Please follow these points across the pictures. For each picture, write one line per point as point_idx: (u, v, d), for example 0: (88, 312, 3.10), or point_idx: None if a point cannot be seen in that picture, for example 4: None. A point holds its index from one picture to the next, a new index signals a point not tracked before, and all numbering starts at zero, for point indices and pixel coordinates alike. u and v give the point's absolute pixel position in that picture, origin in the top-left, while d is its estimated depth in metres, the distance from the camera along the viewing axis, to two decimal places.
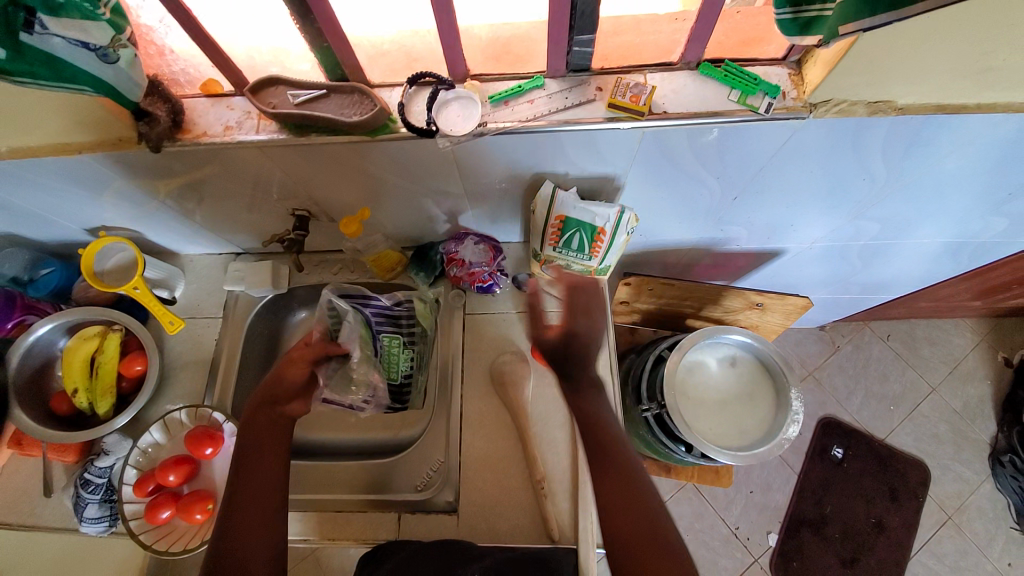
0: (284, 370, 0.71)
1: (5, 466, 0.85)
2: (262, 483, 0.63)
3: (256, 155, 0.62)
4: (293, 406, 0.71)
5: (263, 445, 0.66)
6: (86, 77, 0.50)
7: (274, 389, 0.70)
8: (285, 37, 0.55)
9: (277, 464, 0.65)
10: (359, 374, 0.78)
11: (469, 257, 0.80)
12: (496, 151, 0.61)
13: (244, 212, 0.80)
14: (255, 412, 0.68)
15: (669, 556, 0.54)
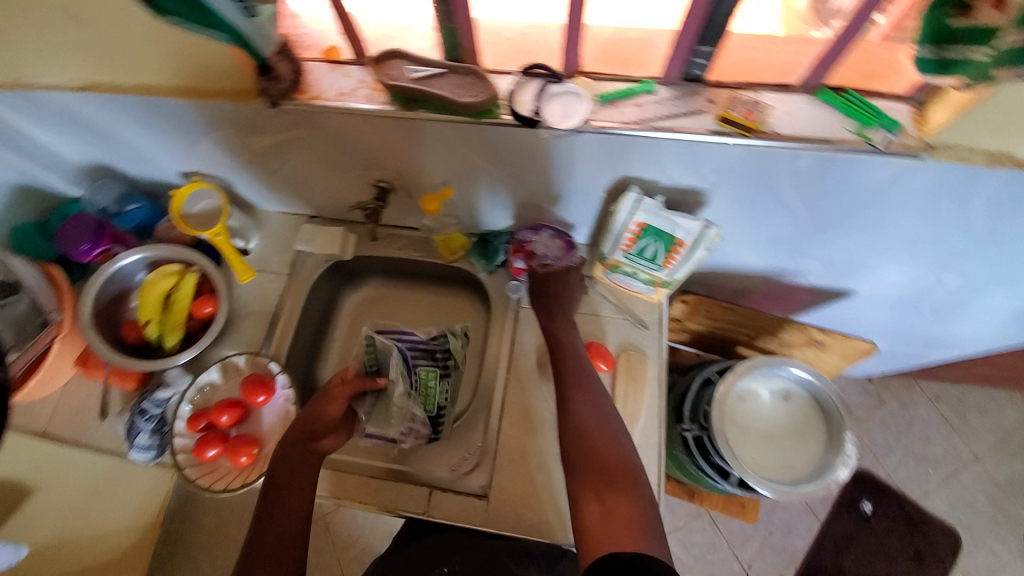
0: (323, 405, 0.76)
1: (68, 384, 0.89)
2: (285, 522, 0.66)
3: (360, 123, 0.65)
4: (327, 440, 0.76)
5: (292, 482, 0.70)
6: (228, 27, 0.53)
7: (310, 423, 0.75)
8: (415, 13, 0.59)
9: (301, 503, 0.69)
10: (395, 409, 0.80)
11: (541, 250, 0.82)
12: (591, 150, 0.62)
13: (329, 177, 0.83)
14: (291, 443, 0.73)
15: (624, 474, 0.64)
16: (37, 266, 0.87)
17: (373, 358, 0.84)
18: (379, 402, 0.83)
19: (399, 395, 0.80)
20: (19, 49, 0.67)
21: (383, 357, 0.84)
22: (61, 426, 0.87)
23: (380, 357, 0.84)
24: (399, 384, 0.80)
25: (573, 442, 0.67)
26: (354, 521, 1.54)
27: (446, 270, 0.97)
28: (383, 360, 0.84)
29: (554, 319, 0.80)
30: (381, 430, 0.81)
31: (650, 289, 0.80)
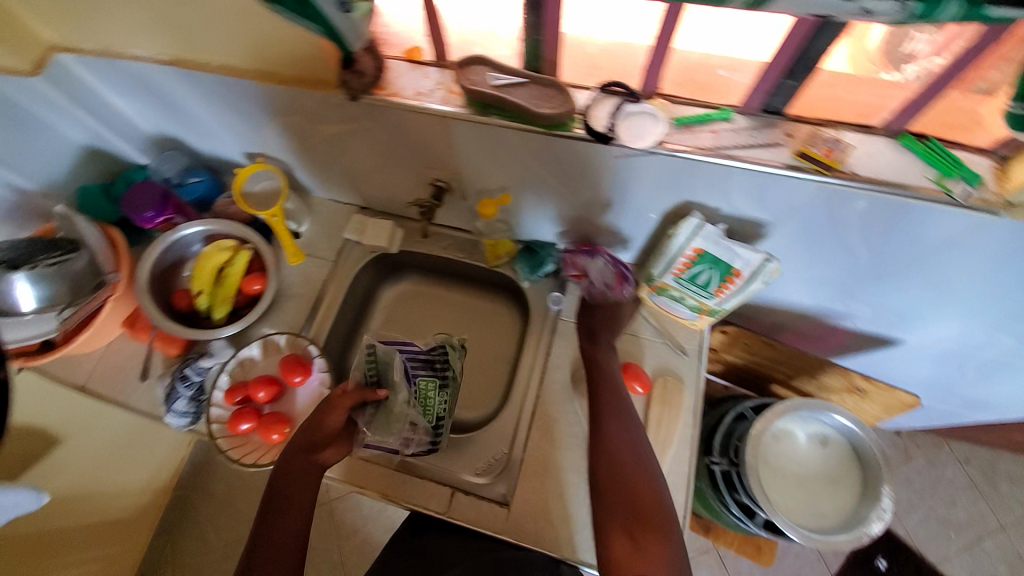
0: (325, 417, 0.75)
1: (112, 343, 0.92)
2: (281, 535, 0.67)
3: (431, 122, 0.66)
4: (329, 450, 0.75)
5: (291, 493, 0.71)
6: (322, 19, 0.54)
7: (312, 433, 0.75)
8: (499, 23, 0.58)
9: (298, 515, 0.70)
10: (397, 419, 0.78)
11: (592, 273, 0.82)
12: (657, 171, 0.62)
13: (387, 171, 0.84)
14: (293, 454, 0.73)
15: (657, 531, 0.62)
16: (96, 226, 0.89)
17: (375, 366, 0.80)
18: (379, 412, 0.80)
19: (399, 405, 0.77)
20: (117, 21, 0.71)
21: (386, 366, 0.80)
22: (100, 383, 0.89)
23: (382, 365, 0.80)
24: (400, 390, 0.77)
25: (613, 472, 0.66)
26: (357, 510, 1.56)
27: (487, 274, 0.97)
28: (385, 370, 0.80)
29: (596, 341, 0.80)
30: (380, 439, 0.78)
31: (695, 316, 0.79)
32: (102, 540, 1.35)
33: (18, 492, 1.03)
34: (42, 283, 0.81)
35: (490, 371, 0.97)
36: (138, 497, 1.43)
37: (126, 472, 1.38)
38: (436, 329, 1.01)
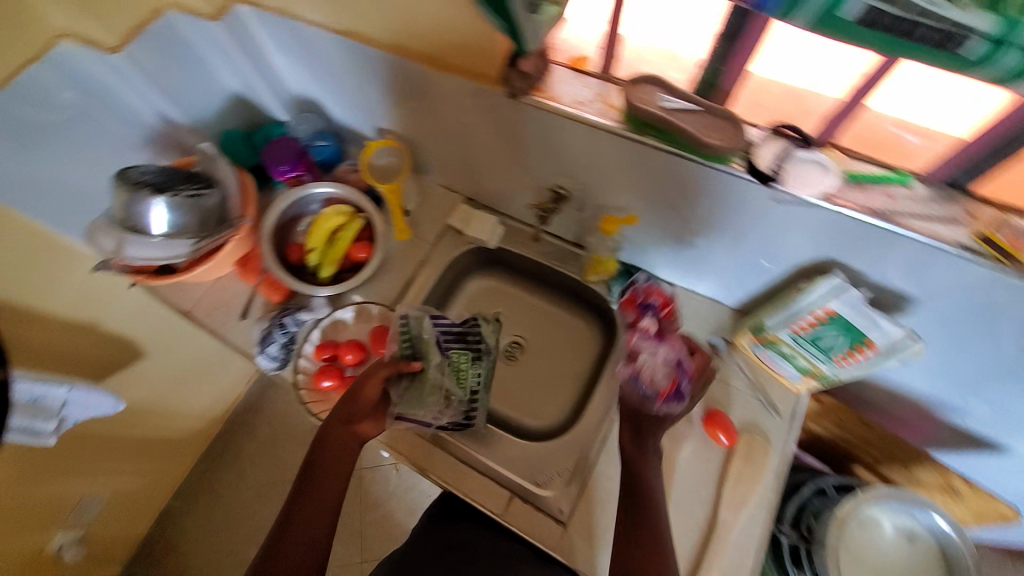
0: (359, 389, 0.76)
1: (222, 278, 0.99)
2: (315, 514, 0.68)
3: (580, 132, 0.67)
4: (365, 424, 0.75)
5: (326, 469, 0.71)
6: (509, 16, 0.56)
7: (348, 407, 0.75)
8: (681, 46, 0.58)
9: (331, 496, 0.71)
10: (427, 390, 0.78)
11: (646, 362, 0.70)
12: (812, 225, 0.62)
13: (510, 168, 0.86)
14: (329, 428, 0.74)
15: None
16: (230, 168, 0.96)
17: (408, 340, 0.80)
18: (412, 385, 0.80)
19: (432, 376, 0.79)
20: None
21: (419, 339, 0.81)
22: (204, 312, 0.96)
23: (415, 339, 0.80)
24: (432, 359, 0.79)
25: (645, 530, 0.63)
26: (384, 484, 1.60)
27: (577, 287, 0.96)
28: (418, 342, 0.80)
29: (642, 440, 0.69)
30: (416, 412, 0.78)
31: (798, 378, 0.76)
32: (151, 455, 1.46)
33: (101, 396, 1.12)
34: (177, 211, 0.87)
35: (560, 383, 0.96)
36: (192, 421, 1.53)
37: (190, 396, 1.48)
38: (514, 330, 1.01)
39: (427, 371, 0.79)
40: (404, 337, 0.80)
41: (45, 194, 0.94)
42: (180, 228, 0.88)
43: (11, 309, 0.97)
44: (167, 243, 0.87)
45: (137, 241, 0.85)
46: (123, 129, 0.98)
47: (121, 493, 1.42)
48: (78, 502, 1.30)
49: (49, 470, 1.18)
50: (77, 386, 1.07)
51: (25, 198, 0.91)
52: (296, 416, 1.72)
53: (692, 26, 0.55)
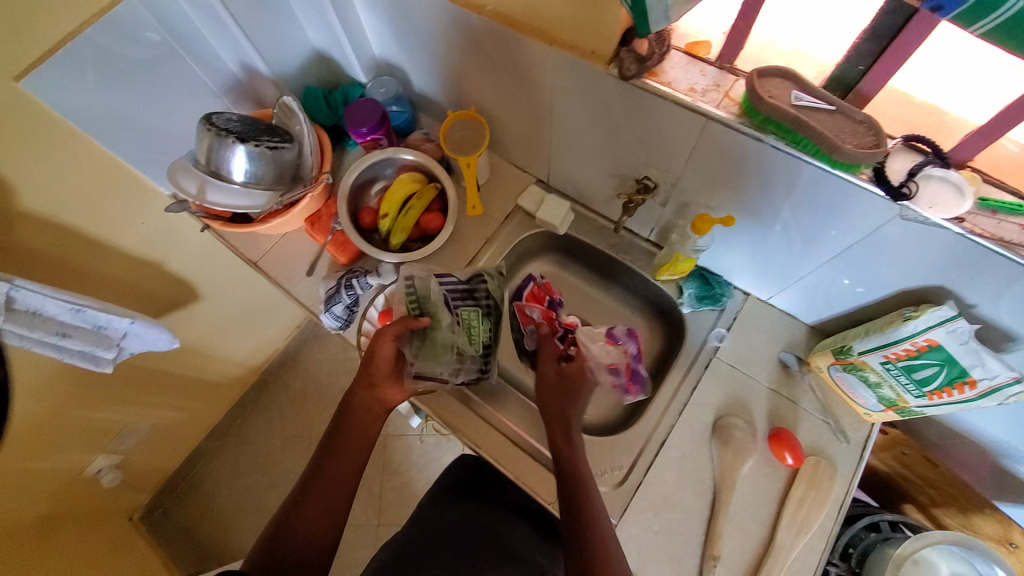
0: (374, 352, 0.78)
1: (292, 234, 1.02)
2: (337, 470, 0.73)
3: (686, 123, 0.64)
4: (388, 386, 0.79)
5: (352, 430, 0.76)
6: None
7: (369, 369, 0.79)
8: (819, 51, 0.56)
9: (355, 454, 0.76)
10: (437, 347, 0.78)
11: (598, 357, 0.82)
12: (928, 251, 0.59)
13: (592, 155, 0.83)
14: (354, 390, 0.79)
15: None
16: (309, 125, 0.95)
17: (416, 299, 0.79)
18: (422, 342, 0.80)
19: (439, 334, 0.78)
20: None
21: (425, 298, 0.79)
22: (273, 265, 1.00)
23: (421, 298, 0.79)
24: (440, 319, 0.78)
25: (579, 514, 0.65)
26: (407, 454, 1.62)
27: (642, 285, 0.93)
28: (424, 301, 0.79)
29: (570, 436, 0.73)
30: (429, 369, 0.78)
31: (877, 407, 0.75)
32: (193, 395, 1.51)
33: (160, 334, 1.14)
34: (257, 161, 0.88)
35: None
36: (232, 368, 1.58)
37: (232, 344, 1.52)
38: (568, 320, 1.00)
39: (433, 331, 0.79)
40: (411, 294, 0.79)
41: (129, 132, 0.96)
42: (259, 178, 0.89)
43: (87, 239, 1.01)
44: (247, 192, 0.89)
45: (218, 187, 0.87)
46: (206, 75, 0.99)
47: (162, 424, 1.47)
48: (121, 431, 1.36)
49: (103, 397, 1.24)
50: (139, 320, 1.07)
51: (110, 134, 0.93)
52: (329, 376, 1.76)
53: (836, 30, 0.53)
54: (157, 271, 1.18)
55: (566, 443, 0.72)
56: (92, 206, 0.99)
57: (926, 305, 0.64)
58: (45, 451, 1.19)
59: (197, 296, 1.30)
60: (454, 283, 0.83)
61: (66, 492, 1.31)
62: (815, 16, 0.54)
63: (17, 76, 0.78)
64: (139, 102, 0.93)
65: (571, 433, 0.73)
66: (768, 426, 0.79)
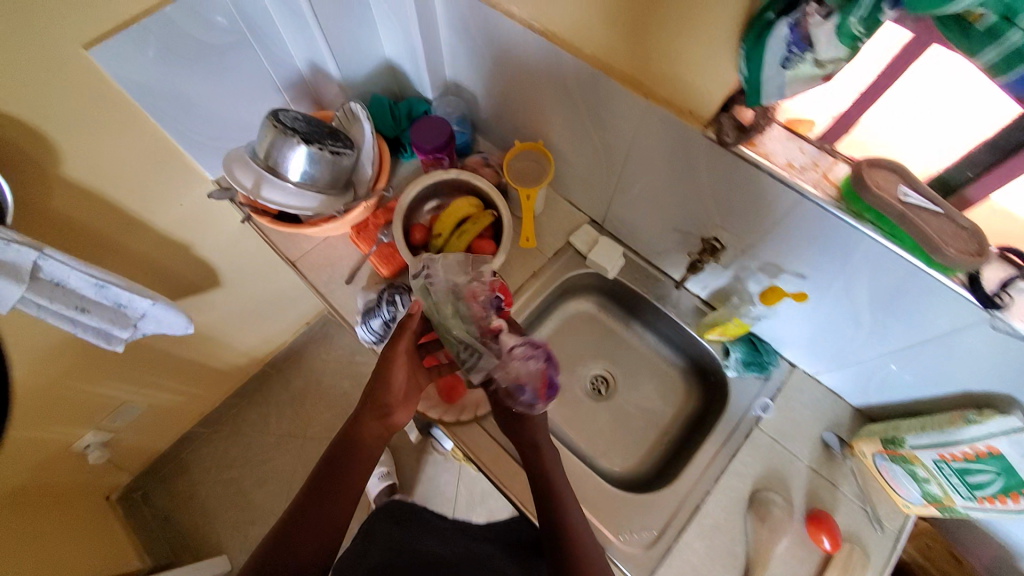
0: (389, 380, 0.76)
1: (335, 240, 1.00)
2: (339, 491, 0.72)
3: (775, 195, 0.64)
4: (398, 412, 0.78)
5: (358, 454, 0.75)
6: (756, 65, 0.54)
7: (381, 397, 0.76)
8: (925, 151, 0.55)
9: (357, 478, 0.74)
10: (450, 345, 0.76)
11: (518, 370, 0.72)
12: (1007, 359, 0.59)
13: (655, 207, 0.83)
14: (363, 416, 0.76)
15: None
16: (373, 132, 0.94)
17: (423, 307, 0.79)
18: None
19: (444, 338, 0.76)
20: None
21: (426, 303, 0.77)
22: (312, 268, 0.97)
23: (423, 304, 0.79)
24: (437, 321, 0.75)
25: (562, 516, 0.70)
26: (401, 470, 1.59)
27: (686, 340, 0.92)
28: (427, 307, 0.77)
29: (538, 446, 0.75)
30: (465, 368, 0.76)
31: (918, 501, 0.75)
32: (193, 382, 1.45)
33: (179, 319, 1.10)
34: (316, 164, 0.86)
35: (641, 430, 0.91)
36: (237, 357, 1.53)
37: (241, 334, 1.47)
38: (602, 363, 0.98)
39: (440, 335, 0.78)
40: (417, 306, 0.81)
41: (187, 114, 0.93)
42: (315, 180, 0.87)
43: (124, 215, 0.97)
44: (299, 193, 0.87)
45: (272, 184, 0.85)
46: (273, 69, 0.97)
47: (159, 407, 1.40)
48: (116, 410, 1.29)
49: (104, 374, 1.18)
50: (160, 302, 1.02)
51: (168, 114, 0.91)
52: (332, 378, 1.71)
53: (953, 134, 0.52)
54: (184, 255, 1.14)
55: (535, 455, 0.75)
56: (133, 182, 0.95)
57: (990, 410, 0.64)
58: (34, 422, 1.13)
59: (217, 283, 1.27)
60: (449, 275, 0.77)
61: (51, 464, 1.24)
62: (931, 118, 0.52)
63: (86, 43, 0.76)
64: (203, 86, 0.91)
65: (540, 446, 0.75)
66: (805, 504, 0.79)
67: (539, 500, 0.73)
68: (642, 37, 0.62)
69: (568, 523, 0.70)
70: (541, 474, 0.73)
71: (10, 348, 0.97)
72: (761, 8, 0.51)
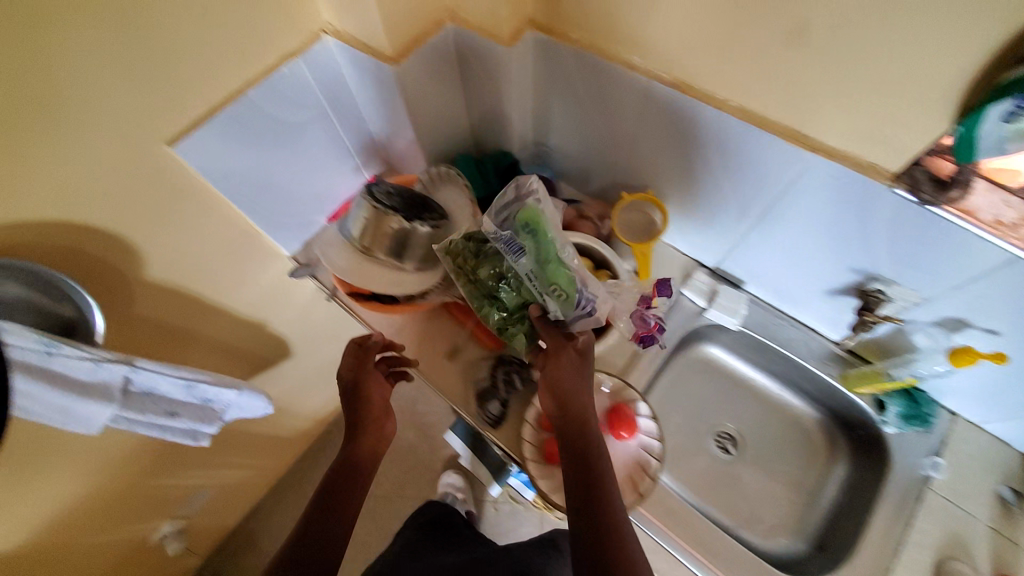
0: (367, 389, 0.80)
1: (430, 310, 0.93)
2: (340, 504, 0.72)
3: (971, 251, 0.58)
4: (385, 425, 0.81)
5: (353, 470, 0.76)
6: (971, 122, 0.49)
7: (366, 412, 0.80)
8: None
9: (356, 496, 0.74)
10: (566, 282, 0.68)
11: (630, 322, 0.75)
12: None
13: (794, 255, 0.76)
14: (356, 434, 0.78)
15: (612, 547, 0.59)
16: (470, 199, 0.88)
17: (527, 229, 0.68)
18: (526, 288, 0.73)
19: (561, 268, 0.68)
20: (626, 21, 0.66)
21: (545, 226, 0.68)
22: (405, 342, 0.89)
23: (535, 222, 0.68)
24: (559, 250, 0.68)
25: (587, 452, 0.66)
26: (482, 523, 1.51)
27: (824, 391, 0.85)
28: (542, 228, 0.68)
29: (568, 390, 0.69)
30: (559, 316, 0.71)
31: None
32: (264, 455, 1.36)
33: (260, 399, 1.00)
34: (415, 239, 0.80)
35: (785, 494, 0.84)
36: (302, 423, 1.44)
37: (308, 400, 1.39)
38: (730, 420, 0.88)
39: (548, 268, 0.69)
40: (516, 227, 0.69)
41: (265, 194, 0.87)
42: (411, 258, 0.82)
43: (203, 304, 0.90)
44: (397, 273, 0.82)
45: (369, 266, 0.82)
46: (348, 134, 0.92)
47: (230, 486, 1.31)
48: (190, 496, 1.21)
49: (180, 465, 1.09)
50: (246, 390, 0.93)
51: (248, 196, 0.85)
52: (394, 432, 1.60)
53: None
54: (260, 332, 1.07)
55: (563, 397, 0.69)
56: (213, 269, 0.89)
57: None
58: (111, 525, 1.04)
59: (286, 354, 1.19)
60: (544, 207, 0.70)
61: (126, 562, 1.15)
62: None
63: (170, 139, 0.71)
64: (278, 165, 0.86)
65: (572, 382, 0.70)
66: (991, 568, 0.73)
67: (567, 440, 0.68)
68: (810, 92, 0.58)
69: (586, 459, 0.65)
70: (570, 415, 0.68)
71: (98, 458, 0.90)
72: (1005, 77, 0.46)
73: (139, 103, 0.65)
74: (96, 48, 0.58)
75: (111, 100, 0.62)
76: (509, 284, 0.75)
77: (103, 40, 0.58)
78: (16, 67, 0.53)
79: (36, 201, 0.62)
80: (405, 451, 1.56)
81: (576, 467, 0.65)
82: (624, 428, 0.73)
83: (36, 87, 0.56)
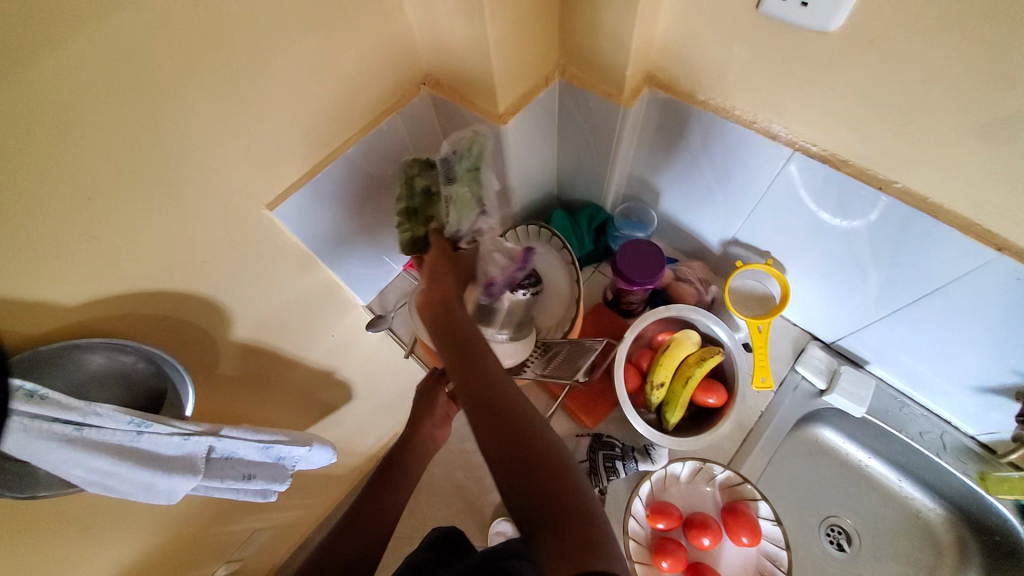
0: (427, 391, 0.81)
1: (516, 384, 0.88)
2: (381, 508, 0.72)
3: None
4: (443, 430, 0.80)
5: (404, 467, 0.76)
6: None
7: (424, 412, 0.80)
8: None
9: (398, 497, 0.73)
10: (475, 192, 0.70)
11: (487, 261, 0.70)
12: None
13: (943, 345, 0.68)
14: (418, 427, 0.79)
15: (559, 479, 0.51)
16: (568, 257, 0.85)
17: (465, 151, 0.69)
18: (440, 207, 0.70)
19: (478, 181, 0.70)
20: (772, 92, 0.60)
21: (480, 150, 0.70)
22: None
23: (474, 146, 0.69)
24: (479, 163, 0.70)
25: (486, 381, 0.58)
26: None
27: (955, 488, 0.78)
28: (477, 153, 0.69)
29: (447, 307, 0.65)
30: (456, 226, 0.69)
31: None
32: (318, 492, 1.32)
33: (324, 450, 0.87)
34: (497, 310, 0.71)
35: None
36: (356, 460, 1.38)
37: (364, 439, 1.34)
38: (845, 513, 0.83)
39: (467, 179, 0.69)
40: (459, 151, 0.69)
41: (352, 246, 0.83)
42: (503, 326, 0.73)
43: (281, 358, 0.87)
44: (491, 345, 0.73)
45: None
46: None
47: (283, 525, 1.27)
48: (247, 537, 1.17)
49: (240, 510, 1.05)
50: (315, 445, 0.83)
51: (335, 251, 0.81)
52: (444, 471, 1.53)
53: None
54: (329, 378, 1.02)
55: (453, 321, 0.65)
56: (294, 324, 0.85)
57: None
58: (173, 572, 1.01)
59: (351, 399, 1.14)
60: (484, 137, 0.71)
61: None
62: None
63: (269, 203, 0.67)
64: (367, 218, 0.81)
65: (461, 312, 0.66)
66: None
67: (460, 376, 0.59)
68: (1005, 187, 0.50)
69: (484, 392, 0.57)
70: (465, 340, 0.62)
71: (167, 513, 0.86)
72: None
73: (245, 167, 0.61)
74: (207, 121, 0.55)
75: (219, 166, 0.59)
76: (431, 202, 0.70)
77: (214, 111, 0.55)
78: (133, 143, 0.51)
79: (135, 277, 0.58)
80: (455, 492, 1.50)
81: (477, 409, 0.56)
82: (745, 533, 0.67)
83: (150, 162, 0.53)
